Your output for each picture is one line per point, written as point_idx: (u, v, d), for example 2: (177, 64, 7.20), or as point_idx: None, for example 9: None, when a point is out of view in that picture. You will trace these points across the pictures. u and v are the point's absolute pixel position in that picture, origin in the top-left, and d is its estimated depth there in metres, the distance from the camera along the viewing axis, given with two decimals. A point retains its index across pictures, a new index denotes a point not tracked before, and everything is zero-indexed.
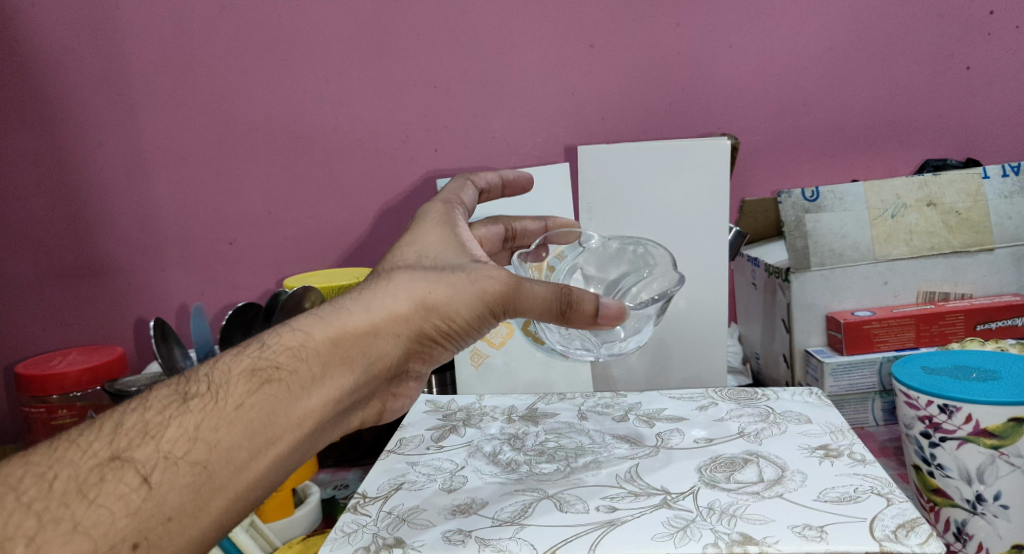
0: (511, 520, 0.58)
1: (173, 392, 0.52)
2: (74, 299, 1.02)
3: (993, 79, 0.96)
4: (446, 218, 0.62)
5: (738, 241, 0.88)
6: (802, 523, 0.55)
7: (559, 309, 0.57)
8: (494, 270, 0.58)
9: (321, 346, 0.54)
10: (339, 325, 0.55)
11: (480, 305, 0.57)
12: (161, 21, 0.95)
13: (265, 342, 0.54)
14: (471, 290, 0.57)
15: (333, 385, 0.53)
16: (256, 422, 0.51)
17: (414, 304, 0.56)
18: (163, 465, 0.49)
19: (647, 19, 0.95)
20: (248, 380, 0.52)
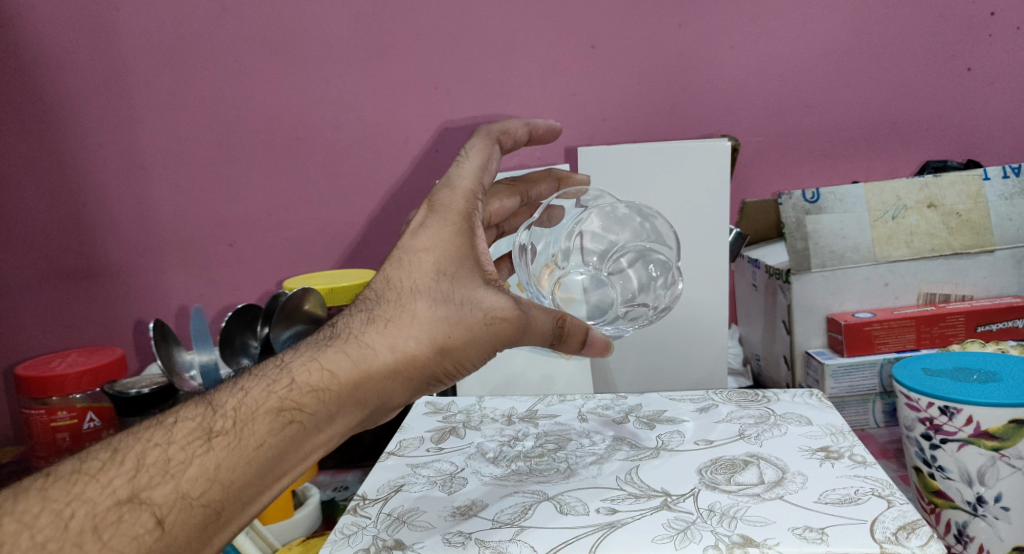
0: (511, 522, 0.57)
1: (196, 427, 0.51)
2: (74, 301, 1.01)
3: (993, 80, 0.96)
4: (471, 230, 0.58)
5: (737, 242, 0.89)
6: (802, 525, 0.54)
7: (550, 340, 0.58)
8: (509, 308, 0.56)
9: (343, 389, 0.53)
10: (363, 366, 0.53)
11: (495, 344, 0.57)
12: (161, 22, 0.95)
13: (288, 375, 0.52)
14: (489, 333, 0.56)
15: (348, 424, 0.53)
16: (273, 464, 0.51)
17: (434, 348, 0.55)
18: (180, 506, 0.49)
19: (648, 20, 0.95)
20: (271, 420, 0.51)
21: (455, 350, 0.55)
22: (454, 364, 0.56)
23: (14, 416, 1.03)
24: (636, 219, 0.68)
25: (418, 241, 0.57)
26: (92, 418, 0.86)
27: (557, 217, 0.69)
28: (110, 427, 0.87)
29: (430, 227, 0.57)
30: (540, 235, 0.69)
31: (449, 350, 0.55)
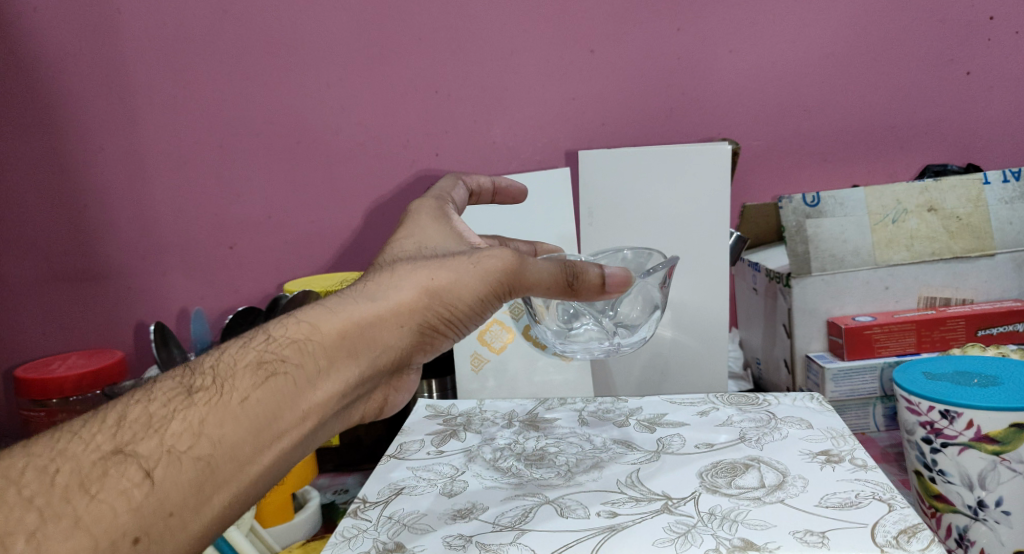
0: (511, 525, 0.57)
1: (178, 384, 0.49)
2: (74, 303, 1.01)
3: (993, 85, 0.96)
4: (442, 214, 0.61)
5: (738, 245, 0.88)
6: (803, 528, 0.54)
7: (566, 282, 0.57)
8: (494, 250, 0.56)
9: (328, 337, 0.51)
10: (347, 315, 0.52)
11: (488, 291, 0.55)
12: (162, 25, 0.95)
13: (271, 334, 0.51)
14: (479, 275, 0.55)
15: (339, 376, 0.51)
16: (262, 415, 0.48)
17: (421, 292, 0.54)
18: (167, 459, 0.46)
19: (647, 25, 0.95)
20: (254, 373, 0.49)
21: (444, 294, 0.54)
22: (446, 311, 0.54)
23: (14, 419, 1.03)
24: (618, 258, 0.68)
25: (399, 230, 0.59)
26: None
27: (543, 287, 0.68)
28: None
29: (408, 220, 0.60)
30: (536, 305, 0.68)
31: (438, 294, 0.54)
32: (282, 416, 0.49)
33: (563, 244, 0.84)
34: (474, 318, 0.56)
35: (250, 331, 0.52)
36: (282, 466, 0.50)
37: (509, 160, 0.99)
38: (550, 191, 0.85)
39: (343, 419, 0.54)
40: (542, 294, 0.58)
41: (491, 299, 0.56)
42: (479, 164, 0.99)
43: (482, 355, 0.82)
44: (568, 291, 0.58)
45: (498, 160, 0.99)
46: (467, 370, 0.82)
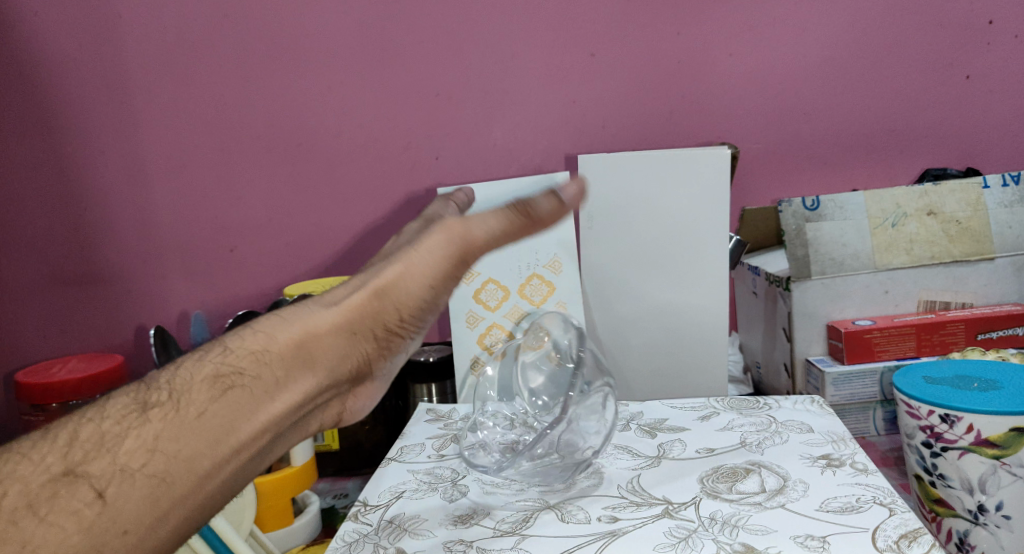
0: (512, 530, 0.57)
1: (131, 400, 0.46)
2: (73, 307, 1.01)
3: (992, 88, 0.96)
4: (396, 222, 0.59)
5: (738, 249, 0.88)
6: (804, 533, 0.54)
7: (520, 223, 0.52)
8: (448, 223, 0.53)
9: (286, 346, 0.48)
10: (305, 323, 0.49)
11: (442, 269, 0.52)
12: (163, 30, 0.95)
13: (228, 345, 0.48)
14: (432, 257, 0.52)
15: (301, 387, 0.48)
16: (220, 428, 0.45)
17: (378, 291, 0.51)
18: (119, 478, 0.43)
19: (648, 29, 0.95)
20: (210, 385, 0.46)
21: (396, 285, 0.51)
22: (400, 303, 0.52)
23: (14, 423, 1.03)
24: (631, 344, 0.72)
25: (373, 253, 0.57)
26: None
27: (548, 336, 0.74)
28: None
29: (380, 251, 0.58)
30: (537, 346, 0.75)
31: (390, 288, 0.51)
32: (240, 428, 0.46)
33: (563, 248, 0.84)
34: (431, 308, 0.53)
35: (209, 342, 0.49)
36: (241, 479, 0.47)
37: (509, 164, 0.99)
38: None
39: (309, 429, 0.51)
40: (499, 249, 0.53)
41: (448, 278, 0.53)
42: (479, 168, 0.99)
43: (482, 360, 0.83)
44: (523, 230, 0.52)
45: (498, 164, 0.99)
46: (467, 375, 0.83)
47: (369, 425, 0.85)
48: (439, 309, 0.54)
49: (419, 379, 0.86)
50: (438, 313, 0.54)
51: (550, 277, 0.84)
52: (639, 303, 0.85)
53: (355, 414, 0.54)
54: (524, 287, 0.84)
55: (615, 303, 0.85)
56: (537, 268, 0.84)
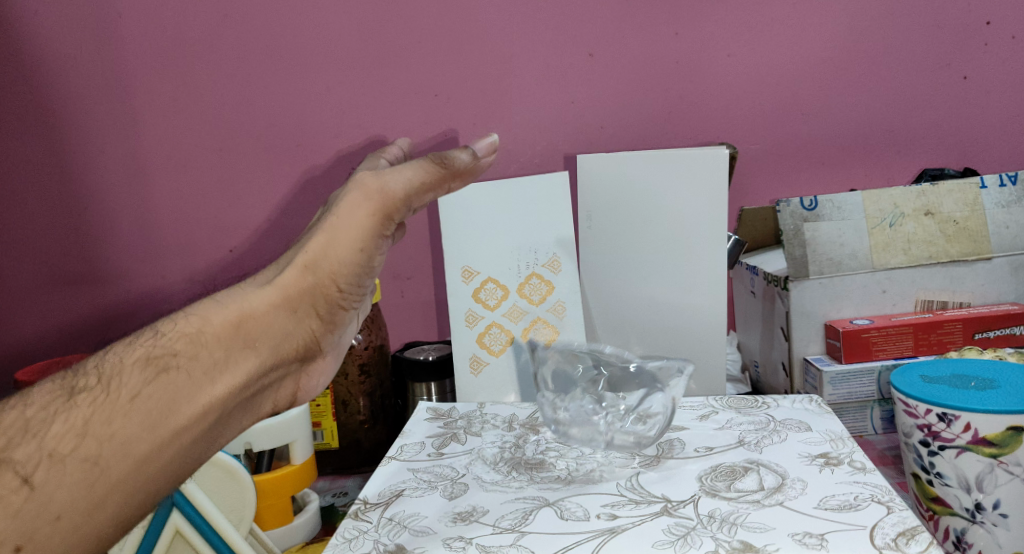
0: (511, 527, 0.57)
1: (56, 387, 0.43)
2: (72, 307, 1.01)
3: (990, 89, 0.97)
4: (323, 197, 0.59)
5: (737, 249, 0.89)
6: (802, 531, 0.55)
7: (436, 170, 0.55)
8: (360, 180, 0.55)
9: (221, 330, 0.47)
10: (239, 305, 0.48)
11: (367, 231, 0.54)
12: (163, 29, 0.95)
13: (158, 330, 0.47)
14: (353, 219, 0.53)
15: (239, 370, 0.47)
16: (156, 412, 0.43)
17: (306, 266, 0.52)
18: (47, 463, 0.40)
19: (646, 29, 0.95)
20: (143, 368, 0.44)
21: (323, 256, 0.52)
22: (332, 274, 0.52)
23: None
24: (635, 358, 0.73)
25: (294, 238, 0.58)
26: None
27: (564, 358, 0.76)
28: None
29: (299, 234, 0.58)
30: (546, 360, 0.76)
31: (319, 259, 0.52)
32: (177, 410, 0.44)
33: (561, 247, 0.85)
34: (365, 272, 0.54)
35: (133, 333, 0.48)
36: (179, 469, 0.44)
37: (508, 164, 0.99)
38: (549, 195, 0.85)
39: (252, 415, 0.49)
40: (418, 199, 0.55)
41: (374, 240, 0.54)
42: None
43: (482, 358, 0.84)
44: (442, 179, 0.55)
45: (498, 163, 0.99)
46: (466, 373, 0.83)
47: (369, 423, 0.86)
48: (369, 275, 0.55)
49: (419, 378, 0.87)
50: (369, 280, 0.55)
51: (550, 276, 0.85)
52: (637, 302, 0.85)
53: (308, 392, 0.54)
54: (524, 286, 0.85)
55: (614, 302, 0.86)
56: (536, 267, 0.85)
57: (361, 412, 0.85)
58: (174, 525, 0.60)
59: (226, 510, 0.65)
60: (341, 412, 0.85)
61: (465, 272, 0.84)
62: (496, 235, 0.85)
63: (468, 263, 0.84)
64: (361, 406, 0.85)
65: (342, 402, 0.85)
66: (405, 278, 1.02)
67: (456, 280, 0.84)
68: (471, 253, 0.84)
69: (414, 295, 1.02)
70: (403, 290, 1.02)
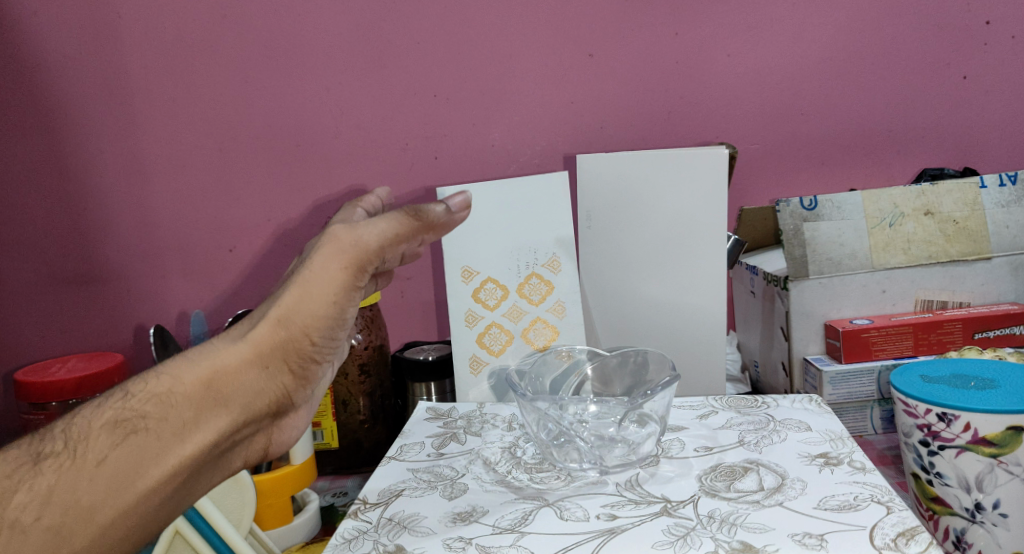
0: (511, 528, 0.57)
1: (22, 452, 0.45)
2: (72, 307, 1.01)
3: (990, 88, 0.97)
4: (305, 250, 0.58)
5: (737, 249, 0.89)
6: (801, 531, 0.55)
7: (409, 226, 0.53)
8: (334, 236, 0.53)
9: (190, 390, 0.47)
10: (209, 364, 0.48)
11: (340, 284, 0.52)
12: (163, 29, 0.95)
13: (128, 391, 0.48)
14: (327, 273, 0.52)
15: (208, 430, 0.47)
16: (120, 477, 0.45)
17: (278, 322, 0.51)
18: (9, 534, 0.42)
19: (646, 30, 0.95)
20: (110, 433, 0.45)
21: (295, 311, 0.51)
22: (305, 328, 0.51)
23: (14, 424, 1.02)
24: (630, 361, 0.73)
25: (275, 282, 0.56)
26: None
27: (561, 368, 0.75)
28: None
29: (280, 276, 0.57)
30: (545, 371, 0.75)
31: (290, 314, 0.51)
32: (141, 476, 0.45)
33: (561, 247, 0.84)
34: (339, 325, 0.53)
35: (105, 391, 0.49)
36: (145, 528, 0.46)
37: (508, 164, 0.99)
38: (548, 195, 0.85)
39: (222, 469, 0.50)
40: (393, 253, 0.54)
41: (348, 292, 0.53)
42: (478, 168, 0.99)
43: (481, 359, 0.84)
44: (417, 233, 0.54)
45: (498, 164, 0.99)
46: (466, 373, 0.84)
47: (369, 423, 0.86)
48: (344, 327, 0.54)
49: (419, 378, 0.87)
50: (345, 330, 0.54)
51: (550, 276, 0.84)
52: (637, 303, 0.85)
53: (283, 444, 0.54)
54: (523, 286, 0.84)
55: (614, 302, 0.86)
56: (536, 267, 0.84)
57: (361, 413, 0.85)
58: (176, 526, 0.60)
59: (226, 511, 0.65)
60: (341, 412, 0.85)
61: (465, 272, 0.84)
62: (495, 235, 0.84)
63: (468, 263, 0.84)
64: (361, 406, 0.85)
65: (342, 402, 0.85)
66: (405, 278, 1.02)
67: (456, 280, 0.84)
68: (470, 253, 0.84)
69: (413, 295, 1.02)
70: (403, 290, 1.02)
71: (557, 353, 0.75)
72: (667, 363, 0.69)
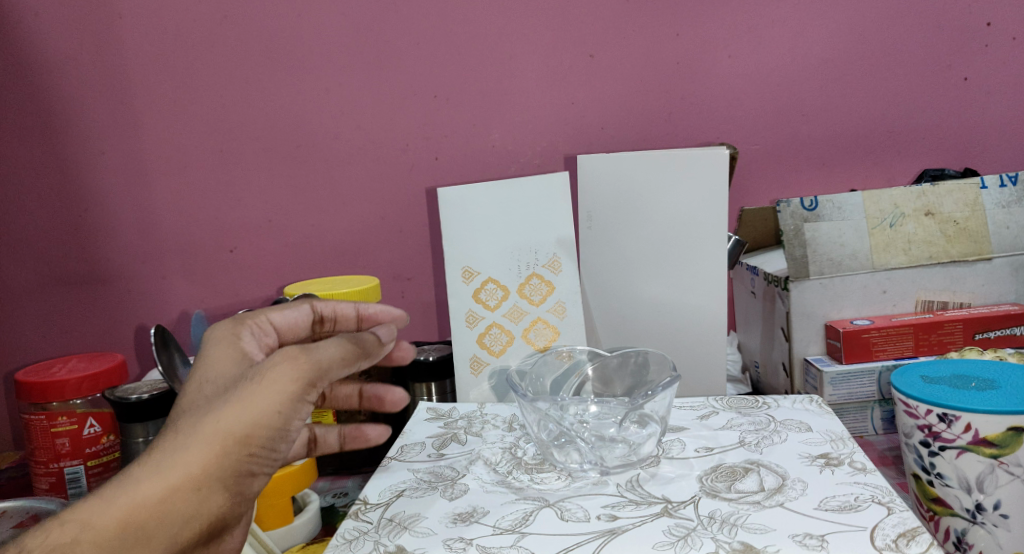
0: (511, 528, 0.57)
1: None
2: (72, 308, 1.01)
3: (990, 89, 0.97)
4: (234, 332, 0.55)
5: (737, 249, 0.89)
6: (802, 531, 0.55)
7: (353, 355, 0.54)
8: (278, 358, 0.50)
9: (106, 541, 0.45)
10: (128, 506, 0.45)
11: (285, 402, 0.49)
12: (163, 30, 0.95)
13: (31, 540, 0.44)
14: (270, 396, 0.49)
15: None
16: None
17: (212, 450, 0.47)
18: None
19: (647, 30, 0.95)
20: None
21: (234, 441, 0.48)
22: (245, 453, 0.48)
23: (15, 424, 1.02)
24: (630, 363, 0.73)
25: (203, 371, 0.52)
26: (93, 424, 0.82)
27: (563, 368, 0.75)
28: (111, 433, 0.84)
29: (209, 359, 0.52)
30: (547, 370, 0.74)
31: (226, 441, 0.47)
32: None
33: (561, 247, 0.85)
34: (282, 435, 0.50)
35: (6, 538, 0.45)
36: None
37: (508, 164, 0.99)
38: (549, 196, 0.85)
39: None
40: (338, 375, 0.53)
41: (294, 407, 0.50)
42: (479, 169, 0.99)
43: (482, 359, 0.84)
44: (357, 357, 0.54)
45: (498, 164, 0.99)
46: (466, 374, 0.84)
47: (369, 423, 0.86)
48: (288, 441, 0.51)
49: (419, 379, 0.87)
50: (288, 444, 0.51)
51: (550, 276, 0.84)
52: (637, 303, 0.85)
53: None
54: (524, 287, 0.84)
55: (614, 302, 0.86)
56: (536, 268, 0.84)
57: (361, 413, 0.85)
58: None
59: None
60: (342, 412, 0.85)
61: (465, 273, 0.84)
62: (496, 236, 0.84)
63: (468, 263, 0.84)
64: None
65: None
66: (406, 279, 1.02)
67: (457, 280, 0.84)
68: (471, 253, 0.84)
69: (414, 295, 1.02)
70: (403, 290, 1.02)
71: (557, 354, 0.75)
72: (668, 364, 0.70)
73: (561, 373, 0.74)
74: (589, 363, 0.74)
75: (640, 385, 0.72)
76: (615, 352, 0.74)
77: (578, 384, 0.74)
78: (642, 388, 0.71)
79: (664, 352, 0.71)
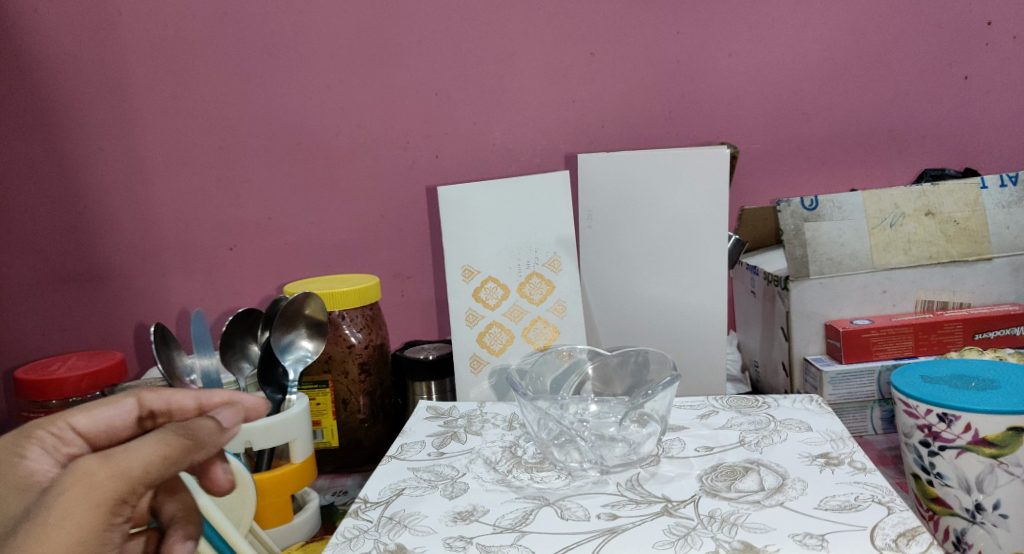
0: (512, 527, 0.57)
1: None
2: (71, 305, 1.01)
3: (990, 89, 0.97)
4: (15, 452, 0.53)
5: (737, 249, 0.89)
6: (802, 531, 0.55)
7: (172, 459, 0.48)
8: (58, 488, 0.46)
9: None
10: None
11: (77, 536, 0.46)
12: (164, 27, 0.95)
13: None
14: (62, 528, 0.45)
15: None
16: None
17: None
18: None
19: (648, 29, 0.95)
20: None
21: None
22: None
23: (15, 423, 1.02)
24: (630, 362, 0.73)
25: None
26: None
27: (564, 367, 0.74)
28: None
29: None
30: (547, 369, 0.74)
31: None
32: None
33: (562, 246, 0.85)
34: None
35: None
36: None
37: (509, 163, 0.99)
38: (549, 194, 0.85)
39: None
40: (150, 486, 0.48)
41: (97, 538, 0.47)
42: (479, 167, 0.99)
43: (482, 358, 0.84)
44: (177, 458, 0.49)
45: (498, 163, 0.99)
46: (466, 373, 0.84)
47: (369, 422, 0.86)
48: None
49: (419, 377, 0.87)
50: None
51: (550, 275, 0.84)
52: (637, 302, 0.85)
53: None
54: (524, 286, 0.84)
55: (614, 302, 0.86)
56: (536, 267, 0.84)
57: (361, 411, 0.85)
58: None
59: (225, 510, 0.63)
60: (341, 411, 0.84)
61: (465, 272, 0.84)
62: (496, 235, 0.84)
63: (469, 262, 0.84)
64: (361, 404, 0.85)
65: (342, 401, 0.84)
66: (406, 277, 1.02)
67: (457, 279, 0.84)
68: (471, 252, 0.84)
69: (414, 294, 1.02)
70: (403, 288, 1.02)
71: (557, 353, 0.74)
72: (669, 363, 0.70)
73: (561, 372, 0.74)
74: (590, 362, 0.74)
75: (641, 384, 0.71)
76: (616, 351, 0.74)
77: (578, 384, 0.74)
78: (642, 387, 0.71)
79: (664, 352, 0.71)
